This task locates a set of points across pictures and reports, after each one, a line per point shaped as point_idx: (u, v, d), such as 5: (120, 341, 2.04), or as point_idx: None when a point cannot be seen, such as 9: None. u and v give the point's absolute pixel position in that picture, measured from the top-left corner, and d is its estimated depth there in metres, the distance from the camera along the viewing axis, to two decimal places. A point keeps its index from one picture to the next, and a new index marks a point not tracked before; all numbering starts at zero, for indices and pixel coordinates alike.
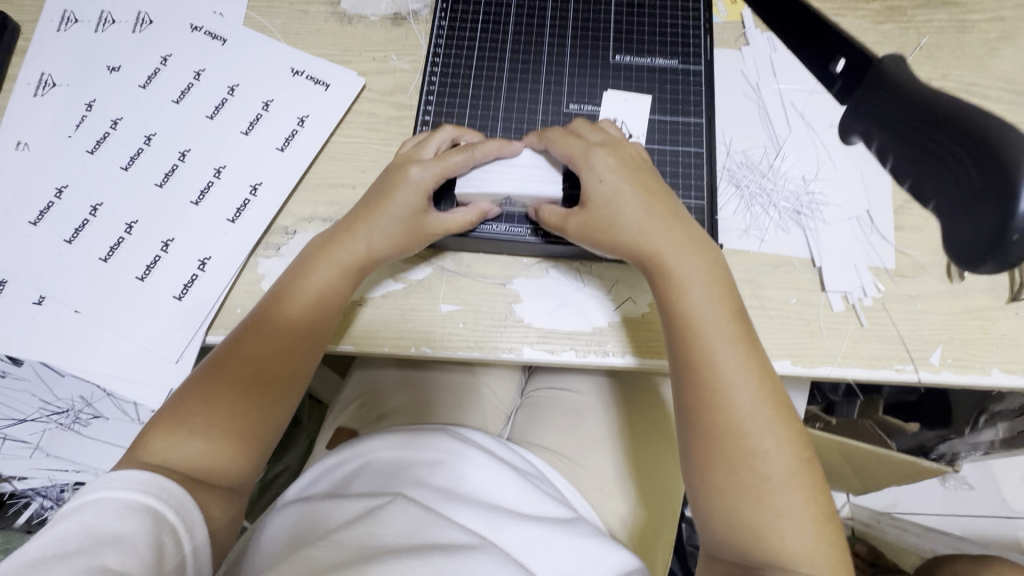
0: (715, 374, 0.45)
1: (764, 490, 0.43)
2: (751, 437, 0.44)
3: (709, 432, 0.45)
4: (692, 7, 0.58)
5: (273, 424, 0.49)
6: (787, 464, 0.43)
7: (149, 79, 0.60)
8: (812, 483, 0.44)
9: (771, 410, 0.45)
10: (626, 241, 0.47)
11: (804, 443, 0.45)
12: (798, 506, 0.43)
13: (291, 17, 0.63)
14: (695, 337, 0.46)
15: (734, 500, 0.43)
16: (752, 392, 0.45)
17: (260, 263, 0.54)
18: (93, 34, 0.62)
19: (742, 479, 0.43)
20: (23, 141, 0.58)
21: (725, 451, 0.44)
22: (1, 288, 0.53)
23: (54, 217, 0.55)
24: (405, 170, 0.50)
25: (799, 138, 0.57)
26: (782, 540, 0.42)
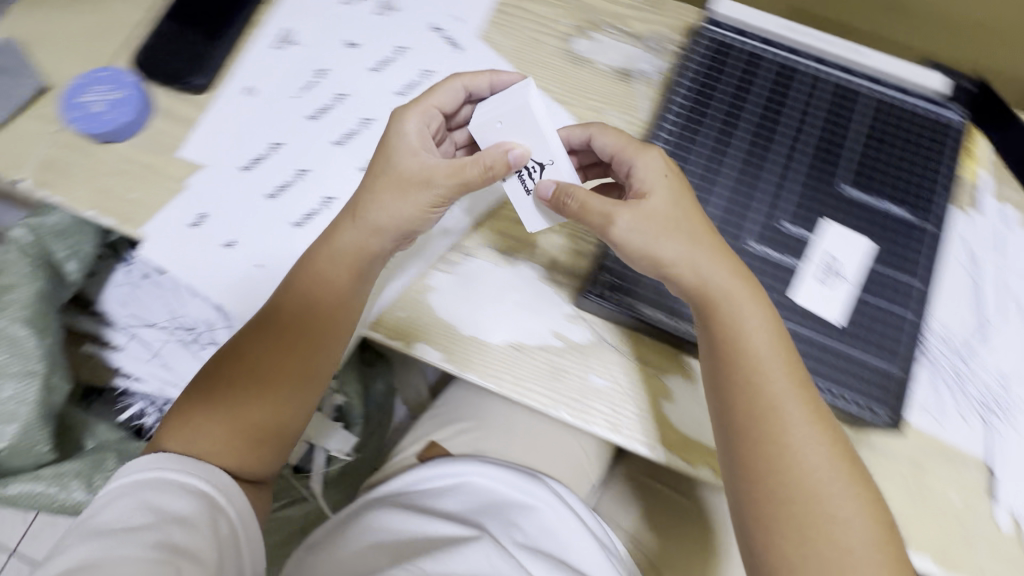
0: (783, 440, 0.42)
1: (844, 551, 0.40)
2: (816, 494, 0.41)
3: (772, 494, 0.42)
4: (935, 157, 0.55)
5: (286, 424, 0.50)
6: (863, 532, 0.41)
7: (380, 65, 0.62)
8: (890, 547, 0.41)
9: (833, 465, 0.42)
10: (716, 292, 0.45)
11: (877, 508, 0.42)
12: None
13: (525, 45, 0.64)
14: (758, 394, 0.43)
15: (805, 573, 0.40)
16: (811, 448, 0.42)
17: (434, 276, 0.55)
18: (340, 6, 0.65)
19: (815, 540, 0.40)
20: (251, 87, 0.62)
21: (790, 514, 0.41)
22: (200, 221, 0.56)
23: (263, 169, 0.58)
24: (397, 124, 0.51)
25: (1007, 329, 0.53)
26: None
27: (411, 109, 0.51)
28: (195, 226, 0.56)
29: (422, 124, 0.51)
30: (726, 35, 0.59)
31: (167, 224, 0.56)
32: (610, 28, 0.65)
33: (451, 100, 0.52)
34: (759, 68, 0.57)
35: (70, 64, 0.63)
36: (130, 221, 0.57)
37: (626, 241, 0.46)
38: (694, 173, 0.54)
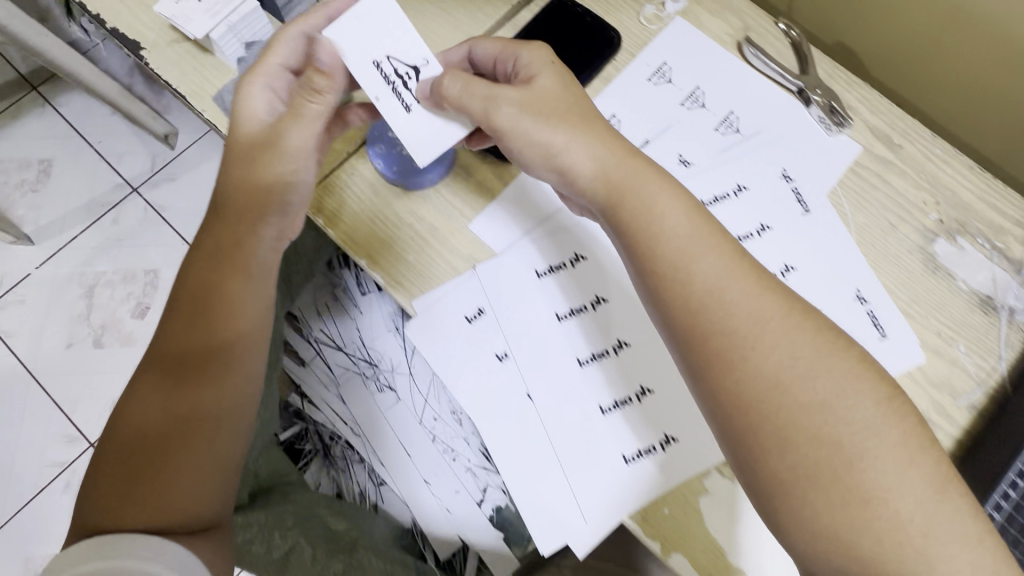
0: (789, 393, 0.41)
1: (892, 507, 0.39)
2: (830, 433, 0.40)
3: (756, 386, 0.41)
4: None
5: (200, 426, 0.47)
6: (878, 441, 0.40)
7: (715, 200, 0.53)
8: (966, 523, 0.39)
9: (836, 366, 0.42)
10: (733, 295, 0.43)
11: (886, 419, 0.40)
12: (946, 530, 0.39)
13: (876, 224, 0.54)
14: (741, 332, 0.42)
15: (804, 489, 0.40)
16: (799, 338, 0.42)
17: (715, 479, 0.47)
18: (678, 106, 0.57)
19: (836, 462, 0.39)
20: None
21: (782, 420, 0.41)
22: (476, 316, 0.50)
23: (559, 281, 0.51)
24: (243, 95, 0.48)
25: None
26: (877, 537, 0.39)
27: (251, 79, 0.48)
28: (470, 321, 0.50)
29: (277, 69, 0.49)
30: None
31: (441, 307, 0.51)
32: (983, 238, 0.54)
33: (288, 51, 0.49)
34: None
35: None
36: (403, 288, 0.51)
37: (592, 194, 0.46)
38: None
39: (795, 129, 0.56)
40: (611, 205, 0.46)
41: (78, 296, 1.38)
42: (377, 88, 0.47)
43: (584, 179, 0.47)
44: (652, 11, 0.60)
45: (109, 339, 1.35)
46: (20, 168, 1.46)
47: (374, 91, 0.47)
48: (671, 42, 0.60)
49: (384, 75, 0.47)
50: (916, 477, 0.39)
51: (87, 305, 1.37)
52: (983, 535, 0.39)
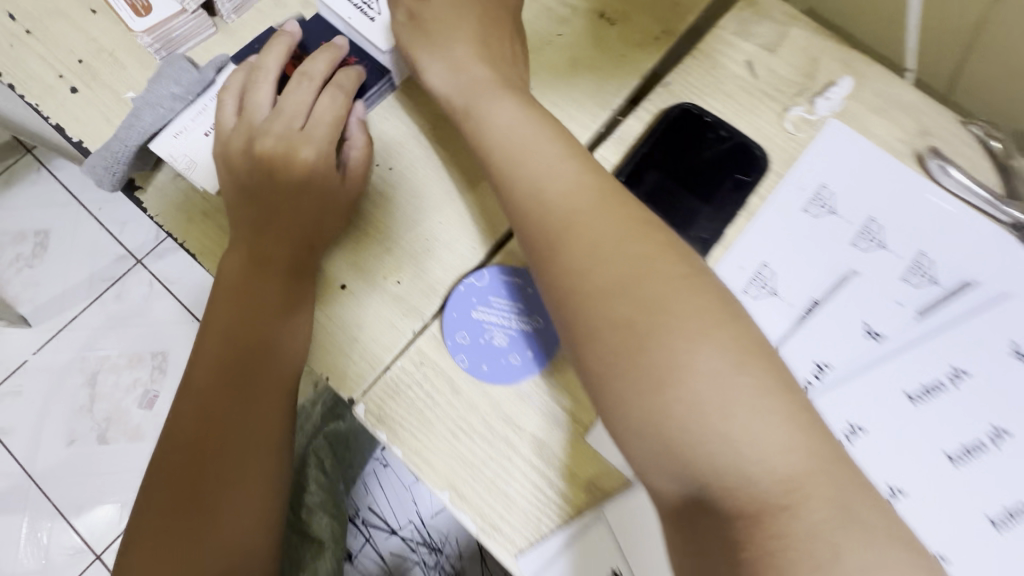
0: (597, 278, 0.34)
1: (687, 388, 0.30)
2: (651, 319, 0.32)
3: (558, 252, 0.35)
4: None
5: (251, 427, 0.40)
6: (673, 306, 0.32)
7: (924, 392, 0.39)
8: (773, 402, 0.30)
9: (627, 234, 0.35)
10: (549, 187, 0.37)
11: (686, 291, 0.33)
12: (747, 408, 0.30)
13: None
14: (578, 229, 0.35)
15: (611, 381, 0.32)
16: (580, 195, 0.36)
17: None
18: (850, 248, 0.43)
19: (636, 328, 0.32)
20: None
21: (577, 293, 0.34)
22: None
23: None
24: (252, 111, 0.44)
25: None
26: (683, 426, 0.30)
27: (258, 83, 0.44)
28: None
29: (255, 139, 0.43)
30: None
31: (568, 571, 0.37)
32: None
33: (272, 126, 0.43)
34: None
35: (442, 222, 0.43)
36: (502, 537, 0.37)
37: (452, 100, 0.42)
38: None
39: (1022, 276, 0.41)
40: (467, 74, 0.42)
41: (80, 385, 1.23)
42: (348, 10, 0.45)
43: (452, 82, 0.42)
44: (799, 110, 0.46)
45: (113, 435, 1.20)
46: (15, 241, 1.28)
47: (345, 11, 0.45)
48: (828, 153, 0.45)
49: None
50: (715, 343, 0.31)
51: (90, 396, 1.22)
52: (798, 413, 0.31)
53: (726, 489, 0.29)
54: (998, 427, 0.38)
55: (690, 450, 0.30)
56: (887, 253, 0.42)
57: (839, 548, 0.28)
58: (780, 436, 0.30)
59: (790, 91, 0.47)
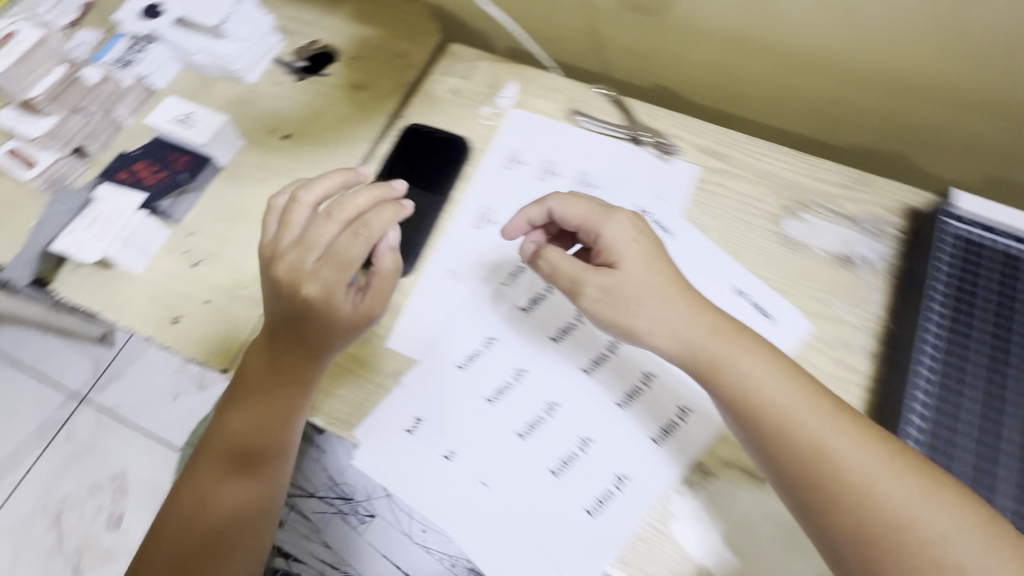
0: (806, 456, 0.43)
1: (958, 565, 0.39)
2: (867, 490, 0.42)
3: (840, 479, 0.42)
4: None
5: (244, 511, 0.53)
6: (938, 520, 0.41)
7: None
8: (955, 504, 0.41)
9: (863, 434, 0.44)
10: (750, 380, 0.46)
11: (900, 450, 0.43)
12: (935, 510, 0.41)
13: (732, 224, 0.62)
14: (801, 436, 0.44)
15: (851, 545, 0.42)
16: (768, 386, 0.45)
17: (675, 501, 0.49)
18: (536, 182, 0.65)
19: (895, 526, 0.41)
20: (454, 270, 0.61)
21: (815, 486, 0.43)
22: (415, 426, 0.53)
23: (477, 367, 0.55)
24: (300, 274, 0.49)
25: None
26: (934, 565, 0.40)
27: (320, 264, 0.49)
28: (409, 433, 0.52)
29: (340, 335, 0.50)
30: (974, 234, 0.55)
31: (382, 427, 0.53)
32: (820, 207, 0.62)
33: (338, 313, 0.49)
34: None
35: None
36: (341, 422, 0.54)
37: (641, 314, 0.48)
38: (970, 421, 0.49)
39: (639, 168, 0.65)
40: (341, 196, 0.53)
41: (46, 527, 1.29)
42: (174, 127, 0.67)
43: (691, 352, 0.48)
44: (488, 108, 0.70)
45: (88, 564, 1.26)
46: None
47: (171, 128, 0.67)
48: (512, 130, 0.69)
49: (174, 120, 0.68)
50: (902, 481, 0.42)
51: (58, 535, 1.28)
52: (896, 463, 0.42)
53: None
54: None
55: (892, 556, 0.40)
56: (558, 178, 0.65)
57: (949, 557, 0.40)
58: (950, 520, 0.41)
59: (482, 98, 0.71)
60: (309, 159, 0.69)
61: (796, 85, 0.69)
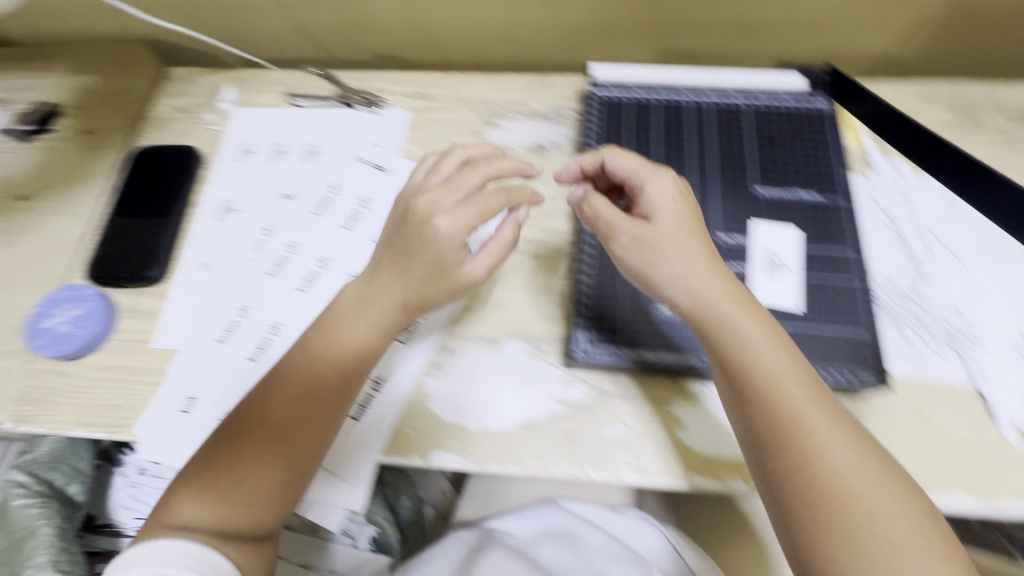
0: (802, 425, 0.44)
1: (861, 510, 0.42)
2: (796, 422, 0.44)
3: (772, 406, 0.45)
4: (823, 143, 0.62)
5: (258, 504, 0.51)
6: (835, 450, 0.43)
7: (321, 206, 0.67)
8: (888, 479, 0.43)
9: (799, 378, 0.46)
10: (733, 339, 0.47)
11: (833, 401, 0.46)
12: (852, 462, 0.43)
13: (443, 147, 0.71)
14: (774, 396, 0.45)
15: (777, 474, 0.44)
16: (766, 340, 0.47)
17: (427, 382, 0.57)
18: (268, 163, 0.71)
19: (798, 455, 0.43)
20: (207, 262, 0.65)
21: (779, 446, 0.44)
22: (190, 405, 0.57)
23: (237, 336, 0.60)
24: (432, 223, 0.50)
25: (942, 264, 0.59)
26: (840, 505, 0.42)
27: (461, 210, 0.51)
28: (185, 413, 0.57)
29: (429, 272, 0.51)
30: (612, 92, 0.66)
31: (159, 416, 0.57)
32: (513, 112, 0.73)
33: (445, 249, 0.50)
34: (648, 109, 0.65)
35: (21, 294, 0.65)
36: (122, 427, 0.57)
37: (619, 237, 0.50)
38: None
39: (356, 125, 0.72)
40: (454, 187, 0.52)
41: None
42: None
43: (453, 234, 0.50)
44: (214, 115, 0.75)
45: None
46: None
47: None
48: (238, 126, 0.74)
49: None
50: (843, 436, 0.44)
51: None
52: (889, 463, 0.44)
53: (848, 535, 0.41)
54: (363, 199, 0.67)
55: (805, 499, 0.43)
56: (286, 154, 0.71)
57: (860, 520, 0.41)
58: (880, 488, 0.42)
59: (206, 108, 0.76)
60: (47, 208, 0.71)
61: (477, 22, 0.80)
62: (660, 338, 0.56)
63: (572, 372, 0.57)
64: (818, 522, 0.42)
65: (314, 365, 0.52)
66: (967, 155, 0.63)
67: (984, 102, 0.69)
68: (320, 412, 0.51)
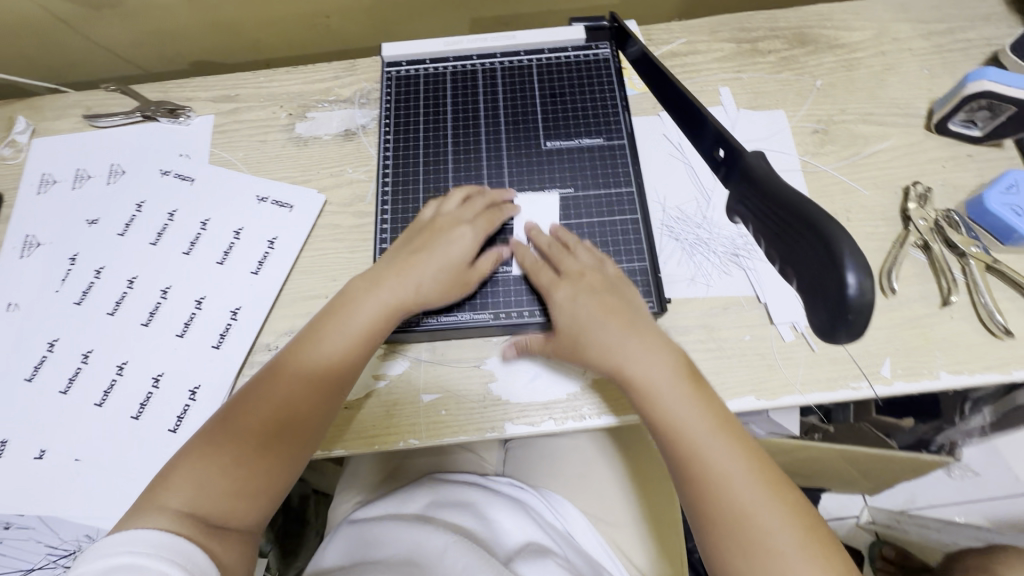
0: (696, 458, 0.45)
1: (762, 534, 0.42)
2: (691, 458, 0.45)
3: (678, 442, 0.46)
4: (608, 89, 0.65)
5: (250, 501, 0.47)
6: (741, 489, 0.43)
7: (127, 226, 0.65)
8: (780, 504, 0.43)
9: (712, 422, 0.46)
10: (651, 383, 0.47)
11: (736, 434, 0.46)
12: (759, 498, 0.43)
13: (251, 148, 0.70)
14: (678, 434, 0.46)
15: (692, 501, 0.45)
16: (685, 385, 0.47)
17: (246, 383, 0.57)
18: (71, 191, 0.68)
19: (705, 489, 0.44)
20: (13, 301, 0.63)
21: (690, 478, 0.45)
22: (1, 448, 0.56)
23: (47, 372, 0.59)
24: (455, 231, 0.54)
25: (725, 187, 0.63)
26: (749, 537, 0.42)
27: (471, 224, 0.55)
28: None
29: (444, 269, 0.54)
30: (405, 68, 0.67)
31: None
32: (321, 101, 0.72)
33: (464, 250, 0.54)
34: (441, 78, 0.66)
35: None
36: None
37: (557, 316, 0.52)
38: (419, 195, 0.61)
39: (161, 139, 0.71)
40: (470, 208, 0.57)
41: None
42: None
43: (462, 243, 0.54)
44: (9, 149, 0.72)
45: None
46: None
47: None
48: (36, 156, 0.71)
49: None
50: (735, 465, 0.44)
51: None
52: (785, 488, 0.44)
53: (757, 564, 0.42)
54: (171, 212, 0.65)
55: (720, 525, 0.43)
56: (89, 178, 0.69)
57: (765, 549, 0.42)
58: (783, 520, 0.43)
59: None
60: None
61: (281, 17, 0.78)
62: (459, 301, 0.57)
63: (387, 347, 0.58)
64: (726, 543, 0.43)
65: (322, 352, 0.50)
66: (728, 94, 0.69)
67: (764, 28, 0.73)
68: (312, 419, 0.49)
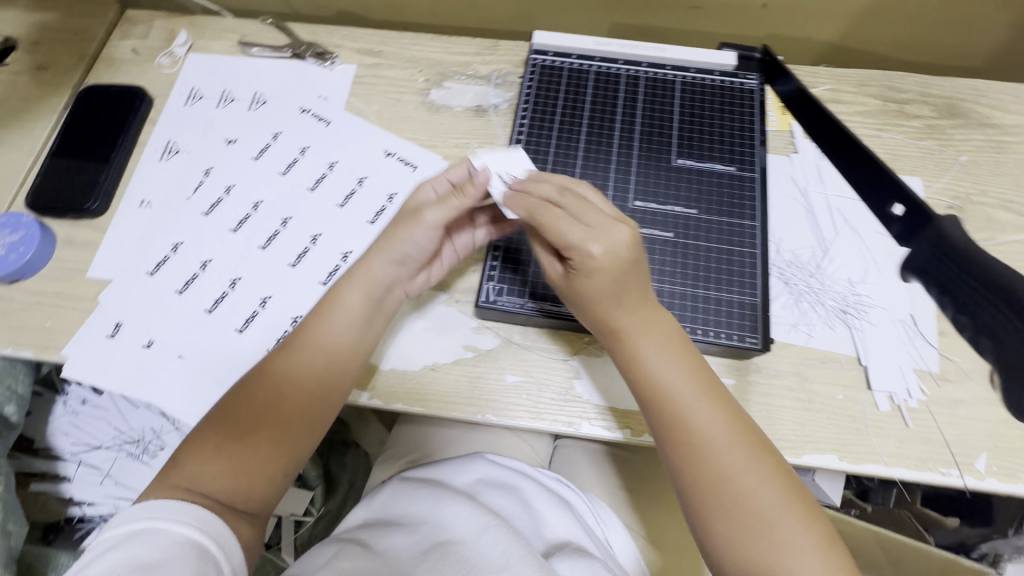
0: (728, 494, 0.46)
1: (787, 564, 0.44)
2: (724, 487, 0.47)
3: (711, 477, 0.47)
4: (748, 120, 0.64)
5: (260, 476, 0.51)
6: (773, 523, 0.45)
7: (261, 152, 0.69)
8: (808, 534, 0.45)
9: (747, 454, 0.47)
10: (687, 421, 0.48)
11: (767, 464, 0.47)
12: (786, 530, 0.45)
13: (386, 104, 0.72)
14: (713, 471, 0.47)
15: (721, 530, 0.46)
16: (717, 426, 0.48)
17: None
18: (214, 109, 0.72)
19: (739, 517, 0.46)
20: (147, 199, 0.67)
21: (719, 508, 0.47)
22: (116, 330, 0.60)
23: (167, 270, 0.63)
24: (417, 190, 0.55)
25: (845, 243, 0.62)
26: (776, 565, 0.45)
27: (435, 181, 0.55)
28: (112, 337, 0.59)
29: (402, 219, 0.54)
30: (550, 59, 0.68)
31: (85, 338, 0.60)
32: (459, 74, 0.74)
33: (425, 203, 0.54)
34: (584, 76, 0.67)
35: None
36: (52, 347, 0.59)
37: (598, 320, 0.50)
38: None
39: (304, 78, 0.74)
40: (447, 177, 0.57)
41: None
42: None
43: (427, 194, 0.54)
44: (166, 58, 0.76)
45: None
46: None
47: None
48: (189, 70, 0.75)
49: None
50: (767, 493, 0.46)
51: None
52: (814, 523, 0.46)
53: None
54: (303, 149, 0.69)
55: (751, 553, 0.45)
56: (234, 101, 0.73)
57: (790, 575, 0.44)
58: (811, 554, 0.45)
59: (159, 51, 0.77)
60: None
61: None
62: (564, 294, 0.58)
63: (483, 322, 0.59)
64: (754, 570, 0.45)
65: (314, 346, 0.53)
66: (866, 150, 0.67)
67: (914, 91, 0.71)
68: (303, 403, 0.52)
